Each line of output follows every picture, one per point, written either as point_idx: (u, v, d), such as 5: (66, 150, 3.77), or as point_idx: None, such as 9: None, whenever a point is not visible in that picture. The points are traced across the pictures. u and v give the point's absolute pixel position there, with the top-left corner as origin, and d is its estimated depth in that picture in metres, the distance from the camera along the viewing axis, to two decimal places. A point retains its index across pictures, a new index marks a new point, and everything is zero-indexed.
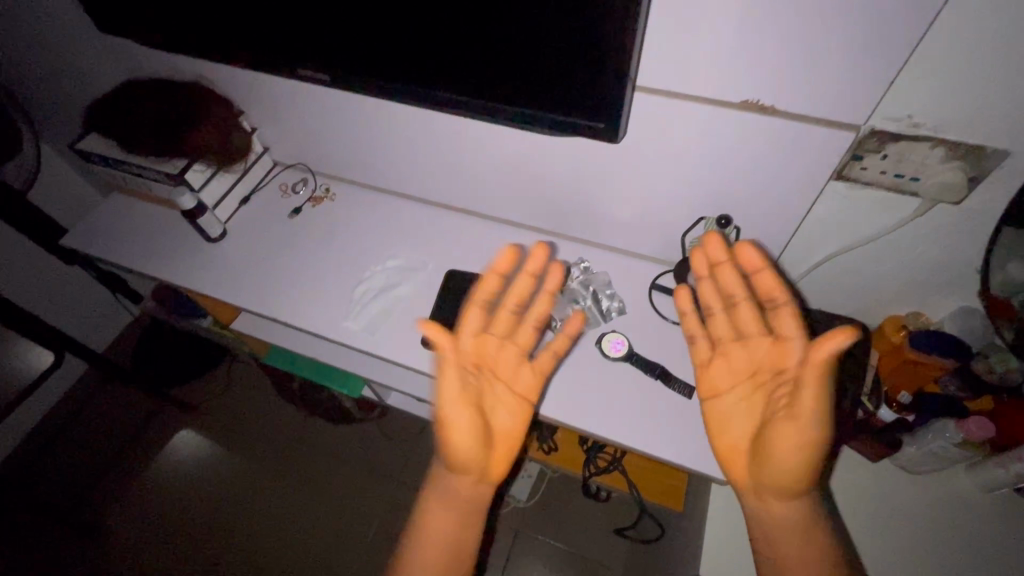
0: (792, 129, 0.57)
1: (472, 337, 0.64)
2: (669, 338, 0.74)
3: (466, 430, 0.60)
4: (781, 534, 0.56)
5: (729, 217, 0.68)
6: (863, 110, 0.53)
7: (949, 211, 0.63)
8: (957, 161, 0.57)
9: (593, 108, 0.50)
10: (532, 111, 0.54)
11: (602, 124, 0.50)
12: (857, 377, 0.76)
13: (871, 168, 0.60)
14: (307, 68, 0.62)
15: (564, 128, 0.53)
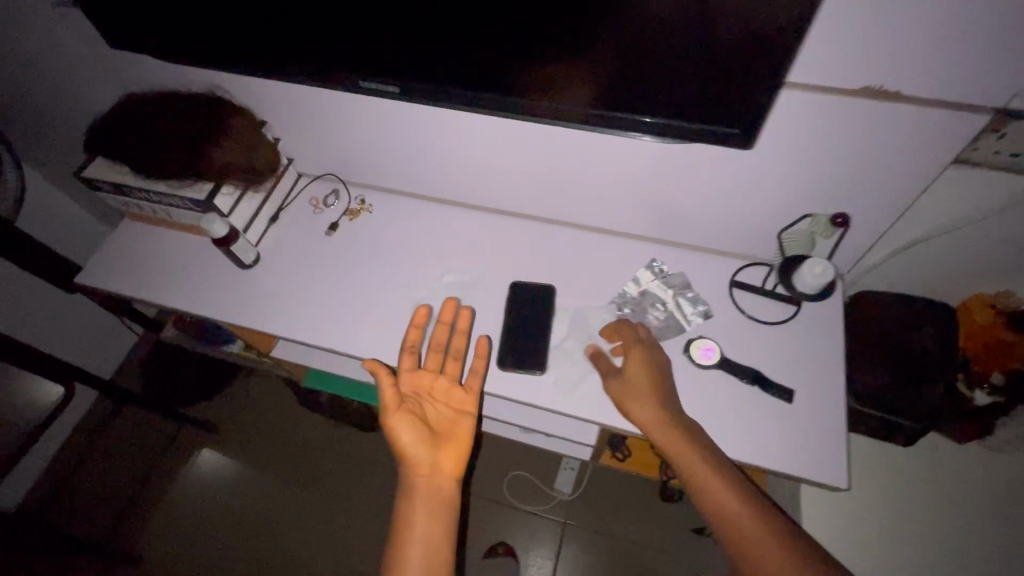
0: (914, 113, 0.52)
1: (410, 374, 0.69)
2: (760, 338, 0.70)
3: (410, 431, 0.64)
4: (735, 513, 0.55)
5: (847, 217, 0.64)
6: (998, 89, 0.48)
7: None
8: None
9: (729, 116, 0.50)
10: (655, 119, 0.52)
11: (738, 132, 0.50)
12: (948, 363, 0.73)
13: (984, 149, 0.57)
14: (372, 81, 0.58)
15: (692, 136, 0.52)
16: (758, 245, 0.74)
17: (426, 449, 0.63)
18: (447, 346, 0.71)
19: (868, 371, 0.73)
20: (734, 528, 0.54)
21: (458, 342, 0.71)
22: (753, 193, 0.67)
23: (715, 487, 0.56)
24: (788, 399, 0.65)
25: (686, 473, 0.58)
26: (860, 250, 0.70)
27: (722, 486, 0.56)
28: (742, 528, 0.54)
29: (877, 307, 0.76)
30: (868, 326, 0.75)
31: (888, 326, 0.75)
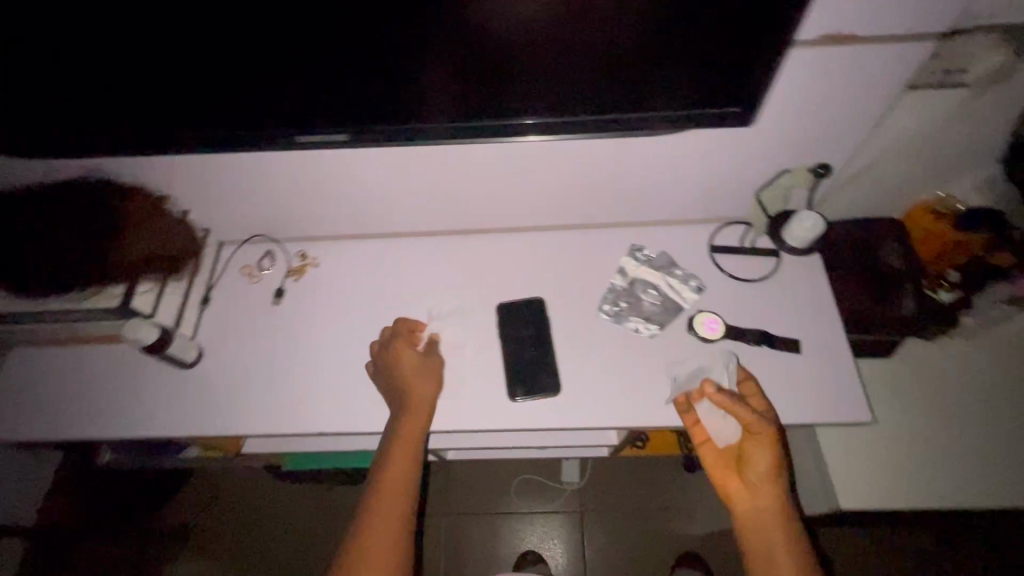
0: (863, 53, 0.52)
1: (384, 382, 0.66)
2: (756, 298, 0.69)
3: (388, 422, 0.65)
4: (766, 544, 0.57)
5: (829, 165, 0.65)
6: (933, 13, 0.49)
7: (990, 94, 0.62)
8: (1007, 44, 0.56)
9: (732, 95, 0.51)
10: (653, 114, 0.53)
11: (741, 109, 0.52)
12: (912, 273, 0.77)
13: (925, 71, 0.57)
14: (311, 136, 0.54)
15: (696, 119, 0.53)
16: (728, 208, 0.73)
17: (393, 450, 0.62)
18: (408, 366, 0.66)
19: (850, 300, 0.76)
20: None
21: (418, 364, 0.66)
22: (722, 159, 0.65)
23: (756, 520, 0.58)
24: (798, 349, 0.66)
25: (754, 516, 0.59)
26: (822, 189, 0.71)
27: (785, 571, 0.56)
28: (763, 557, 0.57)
29: (839, 236, 0.80)
30: (836, 254, 0.79)
31: (854, 255, 0.79)
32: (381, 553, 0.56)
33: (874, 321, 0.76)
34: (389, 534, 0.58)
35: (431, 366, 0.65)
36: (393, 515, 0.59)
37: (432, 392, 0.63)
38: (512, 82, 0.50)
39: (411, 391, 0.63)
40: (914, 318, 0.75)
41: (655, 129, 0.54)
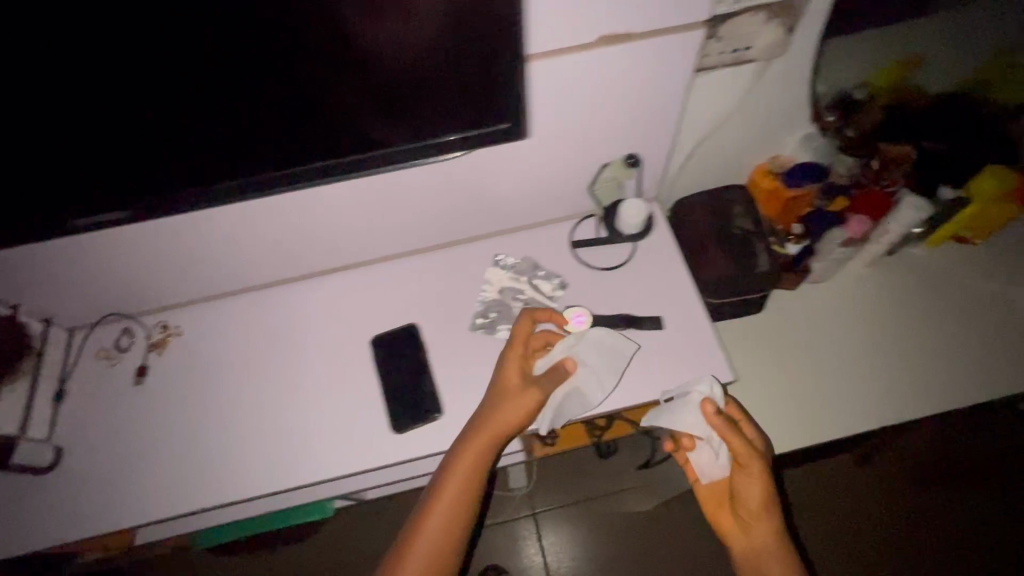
0: (642, 47, 0.56)
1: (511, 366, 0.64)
2: (618, 284, 0.73)
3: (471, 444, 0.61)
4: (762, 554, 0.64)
5: (636, 156, 0.70)
6: (692, 4, 0.53)
7: (780, 65, 0.68)
8: (775, 19, 0.62)
9: (495, 113, 0.55)
10: (426, 144, 0.56)
11: (507, 124, 0.56)
12: (760, 233, 0.84)
13: (712, 53, 0.63)
14: (93, 214, 0.55)
15: (470, 141, 0.56)
16: (582, 204, 0.76)
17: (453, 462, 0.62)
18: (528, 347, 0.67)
19: (707, 268, 0.81)
20: None
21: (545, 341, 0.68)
22: (556, 161, 0.68)
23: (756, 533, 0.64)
24: (659, 324, 0.69)
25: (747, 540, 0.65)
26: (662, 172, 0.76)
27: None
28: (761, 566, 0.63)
29: (693, 209, 0.85)
30: (692, 226, 0.84)
31: (707, 225, 0.84)
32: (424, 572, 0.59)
33: (732, 284, 0.82)
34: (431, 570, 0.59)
35: (529, 393, 0.62)
36: (438, 553, 0.59)
37: (524, 414, 0.61)
38: (301, 125, 0.52)
39: (496, 420, 0.60)
40: (765, 275, 0.81)
41: (434, 155, 0.57)
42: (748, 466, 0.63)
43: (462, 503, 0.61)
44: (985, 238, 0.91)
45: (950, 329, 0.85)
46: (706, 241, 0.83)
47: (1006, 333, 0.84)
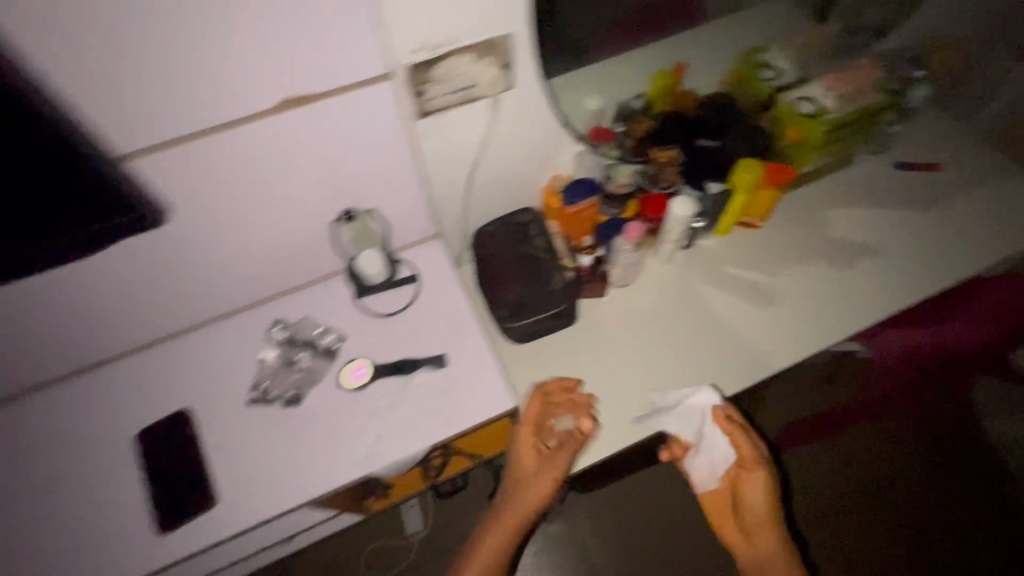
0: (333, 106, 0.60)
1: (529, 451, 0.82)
2: (399, 326, 0.72)
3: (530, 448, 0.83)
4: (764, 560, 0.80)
5: (351, 209, 0.72)
6: (365, 58, 0.57)
7: (513, 97, 0.70)
8: (485, 56, 0.64)
9: (122, 205, 0.58)
10: (58, 253, 0.58)
11: (138, 213, 0.59)
12: (552, 252, 0.87)
13: (438, 95, 0.65)
14: None
15: (107, 236, 0.59)
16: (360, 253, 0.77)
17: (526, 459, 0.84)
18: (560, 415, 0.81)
19: (503, 293, 0.84)
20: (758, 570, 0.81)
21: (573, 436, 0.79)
22: (305, 216, 0.70)
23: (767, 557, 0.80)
24: (441, 360, 0.70)
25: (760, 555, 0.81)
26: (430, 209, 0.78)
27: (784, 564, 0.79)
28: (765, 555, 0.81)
29: (490, 237, 0.88)
30: (490, 254, 0.87)
31: (503, 251, 0.87)
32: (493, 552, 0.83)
33: (531, 305, 0.84)
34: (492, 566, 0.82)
35: (548, 479, 0.80)
36: (506, 535, 0.84)
37: (547, 490, 0.81)
38: None
39: (534, 493, 0.82)
40: (560, 292, 0.84)
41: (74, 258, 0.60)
42: (756, 531, 0.82)
43: (522, 526, 0.84)
44: (765, 221, 0.99)
45: (741, 313, 0.89)
46: (503, 268, 0.86)
47: (789, 311, 0.89)
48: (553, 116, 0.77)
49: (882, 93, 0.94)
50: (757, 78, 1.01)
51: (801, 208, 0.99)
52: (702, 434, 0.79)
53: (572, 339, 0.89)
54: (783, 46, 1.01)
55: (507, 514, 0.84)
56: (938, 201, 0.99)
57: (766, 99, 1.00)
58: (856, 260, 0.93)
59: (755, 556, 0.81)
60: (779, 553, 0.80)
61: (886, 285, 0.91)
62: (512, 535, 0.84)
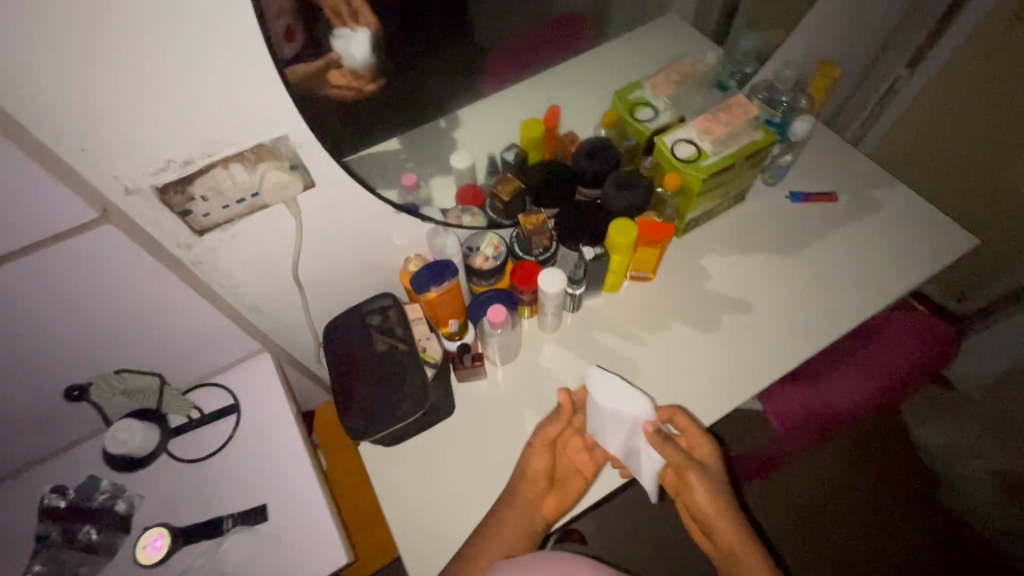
0: (74, 253, 0.51)
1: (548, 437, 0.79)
2: (226, 470, 0.66)
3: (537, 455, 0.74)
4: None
5: (74, 387, 0.64)
6: (87, 196, 0.47)
7: (319, 195, 0.61)
8: (260, 163, 0.53)
9: None
10: None
11: None
12: (410, 342, 0.77)
13: (210, 211, 0.54)
14: None
15: None
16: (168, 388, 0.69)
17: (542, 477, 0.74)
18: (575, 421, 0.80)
19: (355, 401, 0.73)
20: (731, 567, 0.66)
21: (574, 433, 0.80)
22: (94, 356, 0.62)
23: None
24: (263, 517, 0.63)
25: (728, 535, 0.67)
26: (257, 317, 0.71)
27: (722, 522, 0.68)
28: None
29: (341, 330, 0.78)
30: (339, 351, 0.76)
31: (357, 350, 0.76)
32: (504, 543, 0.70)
33: (383, 416, 0.73)
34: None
35: (540, 446, 0.75)
36: (513, 540, 0.70)
37: (546, 463, 0.74)
38: None
39: (522, 469, 0.75)
40: (418, 390, 0.74)
41: None
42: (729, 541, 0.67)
43: (524, 531, 0.72)
44: (655, 272, 0.91)
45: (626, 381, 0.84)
46: (353, 369, 0.75)
47: (676, 375, 0.84)
48: (383, 204, 0.69)
49: (763, 133, 0.87)
50: (635, 123, 0.91)
51: (687, 254, 0.96)
52: (635, 453, 0.73)
53: (446, 432, 0.81)
54: (657, 84, 0.92)
55: (500, 513, 0.72)
56: (825, 236, 0.97)
57: (643, 146, 0.93)
58: (742, 308, 0.90)
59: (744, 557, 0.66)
60: (720, 511, 0.68)
61: (773, 335, 0.88)
62: (516, 542, 0.71)
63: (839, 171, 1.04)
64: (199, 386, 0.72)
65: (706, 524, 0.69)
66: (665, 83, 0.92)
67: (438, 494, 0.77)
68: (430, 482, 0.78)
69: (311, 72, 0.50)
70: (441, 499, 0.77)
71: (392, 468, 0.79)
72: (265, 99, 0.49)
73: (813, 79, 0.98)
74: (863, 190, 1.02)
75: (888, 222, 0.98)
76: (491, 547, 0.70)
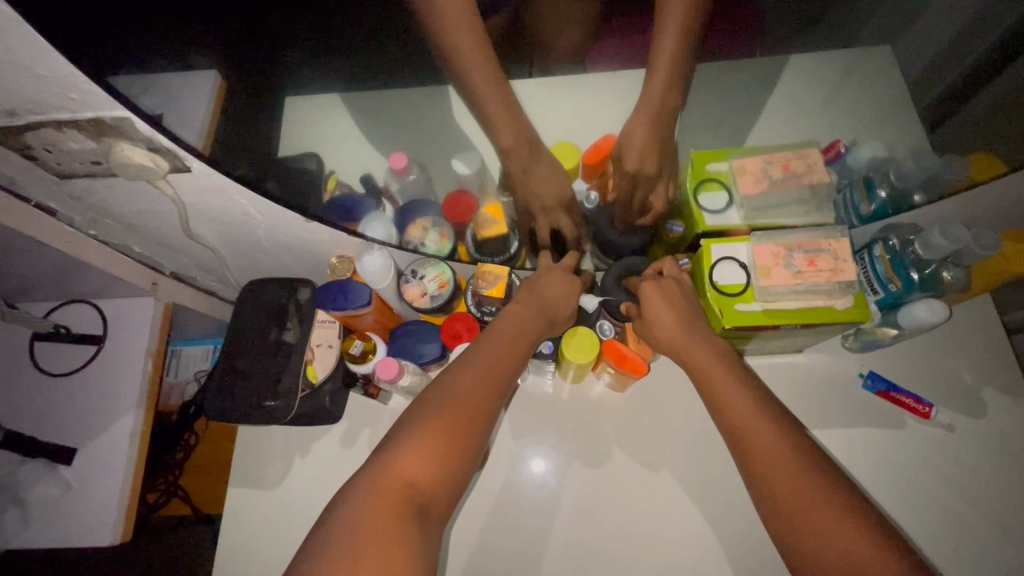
0: None
1: (460, 373, 0.57)
2: (61, 397, 0.62)
3: (464, 386, 0.55)
4: (814, 486, 0.49)
5: None
6: None
7: (200, 179, 0.51)
8: (105, 134, 0.44)
9: None
10: None
11: None
12: (304, 344, 0.69)
13: (62, 162, 0.47)
14: None
15: None
16: (55, 296, 0.65)
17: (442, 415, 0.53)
18: (505, 329, 0.62)
19: (223, 372, 0.68)
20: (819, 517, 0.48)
21: (507, 348, 0.60)
22: None
23: (781, 484, 0.50)
24: (66, 460, 0.59)
25: (776, 444, 0.52)
26: (162, 261, 0.67)
27: (785, 435, 0.53)
28: (798, 487, 0.49)
29: (255, 298, 0.72)
30: (246, 316, 0.71)
31: (254, 325, 0.71)
32: (383, 494, 0.47)
33: (236, 407, 0.67)
34: (443, 486, 0.50)
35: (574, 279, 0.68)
36: (463, 413, 0.54)
37: (471, 405, 0.54)
38: None
39: (434, 403, 0.54)
40: (285, 394, 0.67)
41: None
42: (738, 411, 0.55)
43: (476, 412, 0.54)
44: (625, 387, 0.74)
45: (509, 492, 0.71)
46: (247, 339, 0.70)
47: (573, 516, 0.70)
48: (294, 212, 0.59)
49: (852, 305, 0.60)
50: (692, 208, 0.67)
51: (675, 386, 0.76)
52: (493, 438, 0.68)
53: (313, 443, 0.75)
54: (748, 170, 0.64)
55: (444, 383, 0.56)
56: (870, 453, 0.70)
57: (689, 241, 0.69)
58: (698, 483, 0.70)
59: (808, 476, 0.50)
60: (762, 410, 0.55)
61: (716, 537, 0.68)
62: (462, 428, 0.53)
63: (947, 375, 0.73)
64: (75, 302, 0.66)
65: (724, 413, 0.56)
66: (758, 173, 0.63)
67: (274, 500, 0.73)
68: (273, 486, 0.74)
69: (658, 45, 0.67)
70: (273, 506, 0.73)
71: (249, 448, 0.76)
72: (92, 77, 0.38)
73: (1003, 253, 0.63)
74: (969, 418, 0.71)
75: (978, 478, 0.68)
76: (444, 424, 0.52)
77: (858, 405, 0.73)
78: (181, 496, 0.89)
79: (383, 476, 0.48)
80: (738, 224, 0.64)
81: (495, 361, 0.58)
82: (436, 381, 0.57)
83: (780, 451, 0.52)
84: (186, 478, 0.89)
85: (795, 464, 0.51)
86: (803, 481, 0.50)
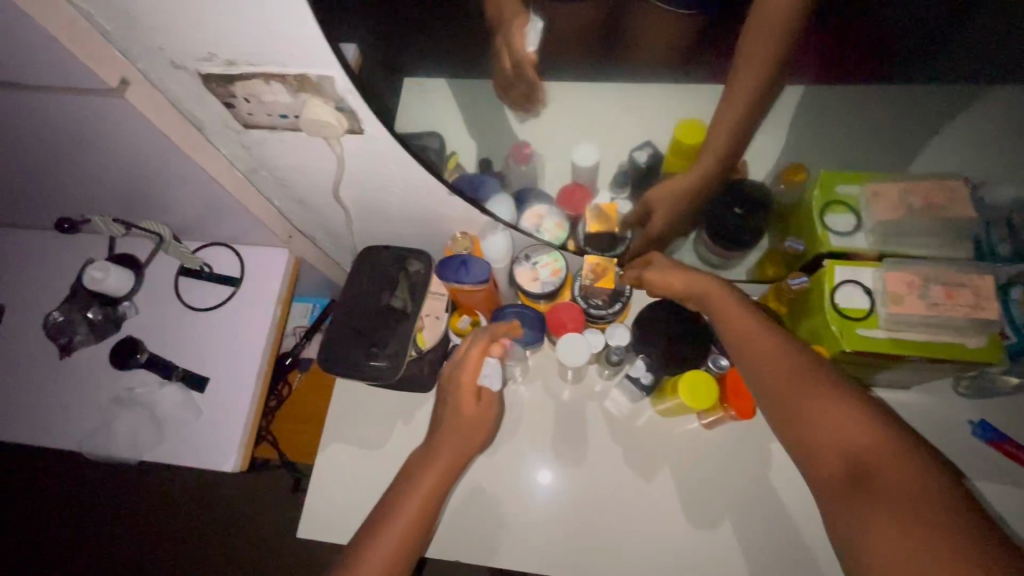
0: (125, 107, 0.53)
1: (437, 443, 0.64)
2: (200, 327, 0.68)
3: (442, 459, 0.63)
4: (866, 477, 0.42)
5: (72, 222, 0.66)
6: (141, 56, 0.46)
7: (368, 142, 0.54)
8: (302, 91, 0.48)
9: None
10: None
11: None
12: (417, 313, 0.72)
13: (254, 112, 0.52)
14: None
15: None
16: (204, 237, 0.70)
17: (420, 482, 0.61)
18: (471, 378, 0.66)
19: (336, 331, 0.72)
20: (872, 490, 0.41)
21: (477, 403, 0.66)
22: None
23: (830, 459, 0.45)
24: (199, 388, 0.64)
25: (809, 414, 0.47)
26: (299, 216, 0.71)
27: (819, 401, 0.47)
28: (852, 474, 0.43)
29: (373, 263, 0.75)
30: (361, 278, 0.74)
31: (368, 290, 0.74)
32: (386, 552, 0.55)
33: (348, 362, 0.70)
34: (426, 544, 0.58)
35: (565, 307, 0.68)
36: (436, 486, 0.61)
37: (441, 474, 0.62)
38: None
39: (410, 475, 0.62)
40: (393, 356, 0.70)
41: None
42: (775, 395, 0.51)
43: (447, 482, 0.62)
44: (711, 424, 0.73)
45: (586, 484, 0.73)
46: (361, 301, 0.73)
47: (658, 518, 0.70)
48: (442, 182, 0.62)
49: (986, 345, 0.58)
50: (817, 228, 0.65)
51: None
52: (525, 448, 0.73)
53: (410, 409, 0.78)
54: (885, 195, 0.62)
55: (424, 457, 0.64)
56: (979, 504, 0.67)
57: (808, 258, 0.68)
58: (785, 522, 0.69)
59: (850, 443, 0.44)
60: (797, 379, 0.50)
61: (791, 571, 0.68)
62: (434, 498, 0.60)
63: None
64: (220, 244, 0.71)
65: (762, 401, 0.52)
66: (897, 199, 0.62)
67: (369, 457, 0.76)
68: (370, 443, 0.77)
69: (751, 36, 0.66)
70: (368, 463, 0.76)
71: (346, 406, 0.79)
72: (314, 39, 0.42)
73: None
74: None
75: None
76: (418, 487, 0.61)
77: (969, 450, 0.70)
78: (270, 442, 0.95)
79: (374, 540, 0.56)
80: (866, 249, 0.63)
81: (466, 432, 0.65)
82: (416, 456, 0.65)
83: (816, 420, 0.47)
84: (276, 425, 0.94)
85: (834, 433, 0.45)
86: (849, 452, 0.44)
